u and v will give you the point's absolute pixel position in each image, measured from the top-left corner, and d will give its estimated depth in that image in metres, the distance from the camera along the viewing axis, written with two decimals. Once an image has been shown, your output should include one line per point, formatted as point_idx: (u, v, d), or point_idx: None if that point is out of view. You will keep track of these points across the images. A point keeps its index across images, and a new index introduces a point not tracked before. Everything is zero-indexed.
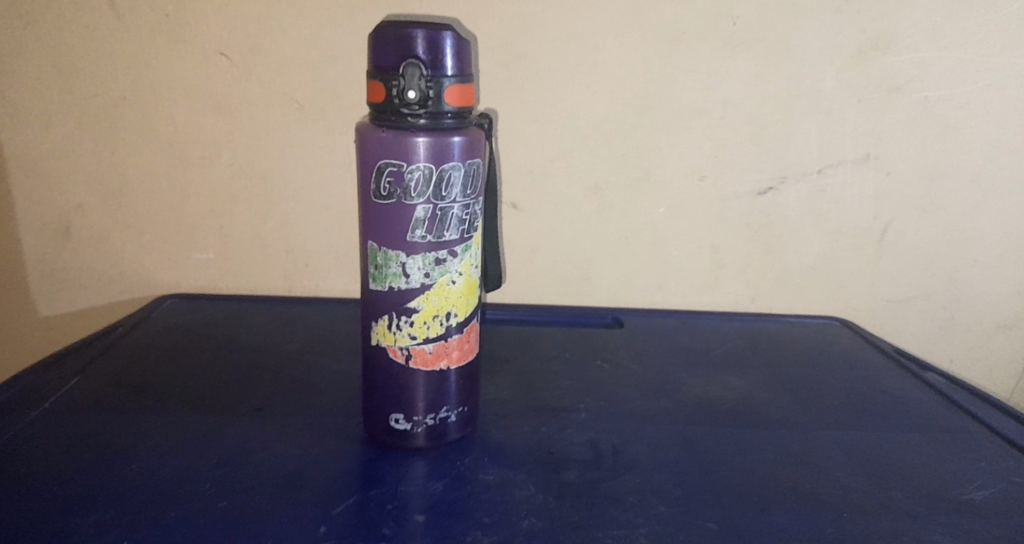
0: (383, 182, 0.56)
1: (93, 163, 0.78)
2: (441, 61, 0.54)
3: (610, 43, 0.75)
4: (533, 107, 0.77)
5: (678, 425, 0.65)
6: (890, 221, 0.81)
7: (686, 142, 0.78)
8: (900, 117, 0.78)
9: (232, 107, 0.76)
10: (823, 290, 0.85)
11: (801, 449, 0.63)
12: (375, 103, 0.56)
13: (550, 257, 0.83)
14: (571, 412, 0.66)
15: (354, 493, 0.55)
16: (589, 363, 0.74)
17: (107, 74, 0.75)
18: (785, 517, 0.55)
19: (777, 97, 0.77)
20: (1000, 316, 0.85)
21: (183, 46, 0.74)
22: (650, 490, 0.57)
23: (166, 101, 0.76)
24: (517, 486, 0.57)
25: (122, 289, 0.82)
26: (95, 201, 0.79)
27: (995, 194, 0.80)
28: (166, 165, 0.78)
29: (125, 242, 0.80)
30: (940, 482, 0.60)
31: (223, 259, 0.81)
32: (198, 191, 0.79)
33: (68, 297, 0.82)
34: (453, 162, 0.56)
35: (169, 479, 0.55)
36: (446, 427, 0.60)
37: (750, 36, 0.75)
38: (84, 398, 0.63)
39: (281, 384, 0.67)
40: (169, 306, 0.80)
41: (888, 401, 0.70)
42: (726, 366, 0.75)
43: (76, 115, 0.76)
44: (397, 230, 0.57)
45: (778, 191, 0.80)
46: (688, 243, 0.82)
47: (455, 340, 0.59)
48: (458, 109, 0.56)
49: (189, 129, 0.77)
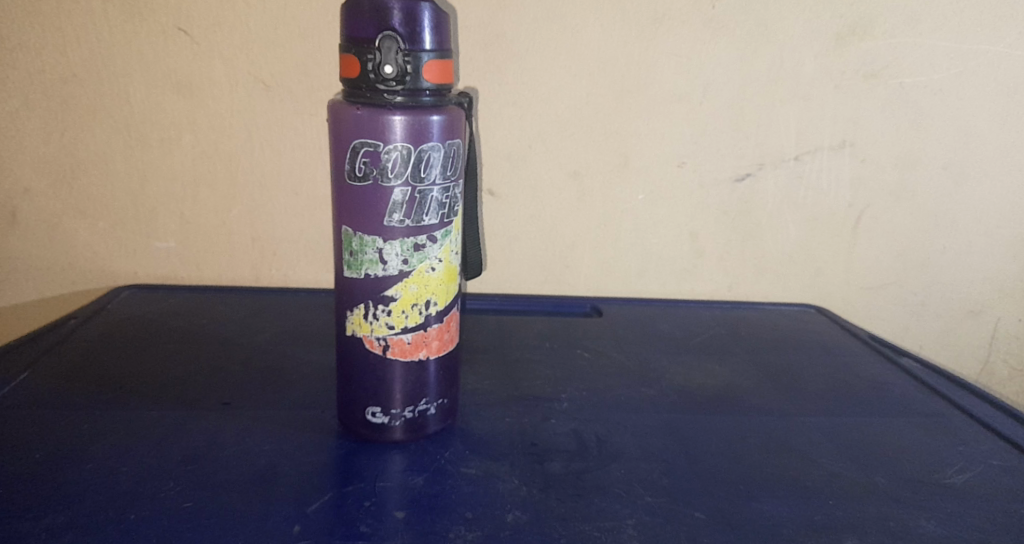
0: (359, 162, 0.53)
1: (43, 145, 0.73)
2: (419, 35, 0.51)
3: (588, 25, 0.73)
4: (510, 90, 0.74)
5: (661, 414, 0.63)
6: (867, 207, 0.81)
7: (665, 127, 0.77)
8: (877, 103, 0.77)
9: (192, 86, 0.72)
10: (801, 277, 0.84)
11: (785, 437, 0.62)
12: (349, 80, 0.53)
13: (527, 245, 0.81)
14: (553, 402, 0.64)
15: (332, 489, 0.52)
16: (570, 352, 0.72)
17: (57, 50, 0.70)
18: (774, 504, 0.54)
19: (754, 82, 0.75)
20: (972, 302, 0.85)
21: (139, 20, 0.70)
22: (637, 480, 0.55)
23: (121, 79, 0.72)
24: (499, 478, 0.54)
25: (75, 278, 0.78)
26: (45, 185, 0.74)
27: (968, 180, 0.80)
28: (122, 147, 0.74)
29: (77, 229, 0.76)
30: (925, 466, 0.59)
31: (184, 246, 0.77)
32: (157, 175, 0.75)
33: (18, 287, 0.78)
34: (432, 143, 0.53)
35: (127, 479, 0.52)
36: (425, 419, 0.58)
37: (729, 19, 0.73)
38: (35, 394, 0.60)
39: (249, 377, 0.64)
40: (126, 296, 0.76)
41: (868, 388, 0.69)
42: (707, 353, 0.74)
43: (22, 94, 0.72)
44: (374, 213, 0.54)
45: (757, 177, 0.79)
46: (667, 231, 0.81)
47: (434, 330, 0.57)
48: (437, 86, 0.53)
49: (146, 109, 0.73)
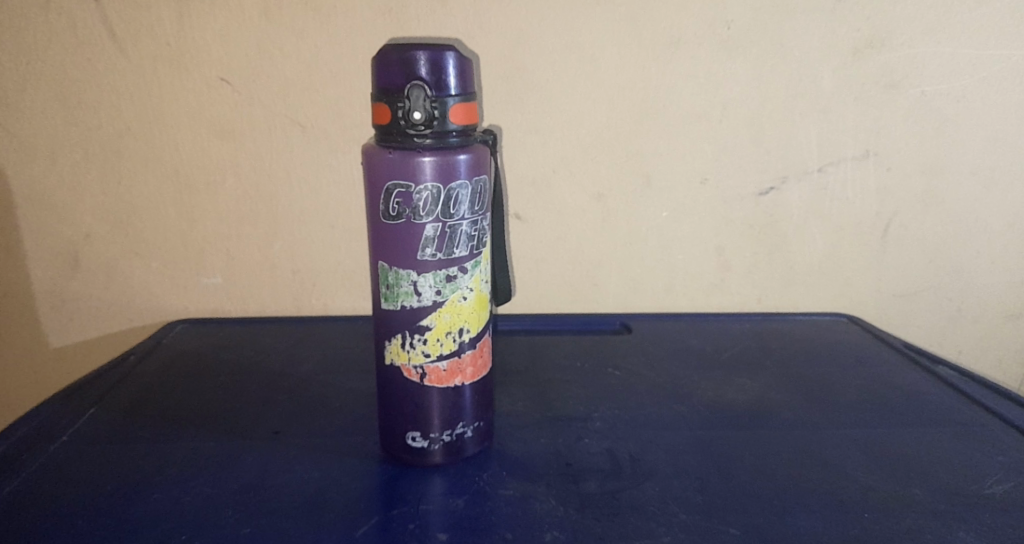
0: (392, 202, 0.56)
1: (99, 194, 0.78)
2: (445, 81, 0.54)
3: (608, 53, 0.75)
4: (535, 119, 0.77)
5: (694, 430, 0.65)
6: (893, 216, 0.82)
7: (688, 146, 0.79)
8: (899, 112, 0.78)
9: (234, 131, 0.76)
10: (829, 288, 0.85)
11: (816, 449, 0.63)
12: (381, 125, 0.56)
13: (556, 266, 0.83)
14: (586, 421, 0.66)
15: (378, 513, 0.55)
16: (601, 370, 0.74)
17: (109, 104, 0.75)
18: (807, 519, 0.56)
19: (774, 97, 0.77)
20: (1005, 306, 0.85)
21: (184, 73, 0.74)
22: (671, 497, 0.57)
23: (169, 127, 0.76)
24: (537, 498, 0.57)
25: (131, 315, 0.82)
26: (101, 230, 0.79)
27: (996, 184, 0.81)
28: (170, 192, 0.78)
29: (132, 269, 0.81)
30: (958, 477, 0.60)
31: (230, 281, 0.81)
32: (204, 215, 0.79)
33: (78, 326, 0.82)
34: (460, 180, 0.56)
35: (191, 508, 0.55)
36: (463, 442, 0.60)
37: (746, 38, 0.75)
38: (101, 429, 0.64)
39: (296, 407, 0.67)
40: (178, 331, 0.80)
41: (899, 397, 0.71)
42: (737, 367, 0.75)
43: (79, 147, 0.76)
44: (407, 249, 0.57)
45: (780, 191, 0.81)
46: (692, 247, 0.83)
47: (468, 356, 0.60)
48: (463, 127, 0.56)
49: (193, 154, 0.77)
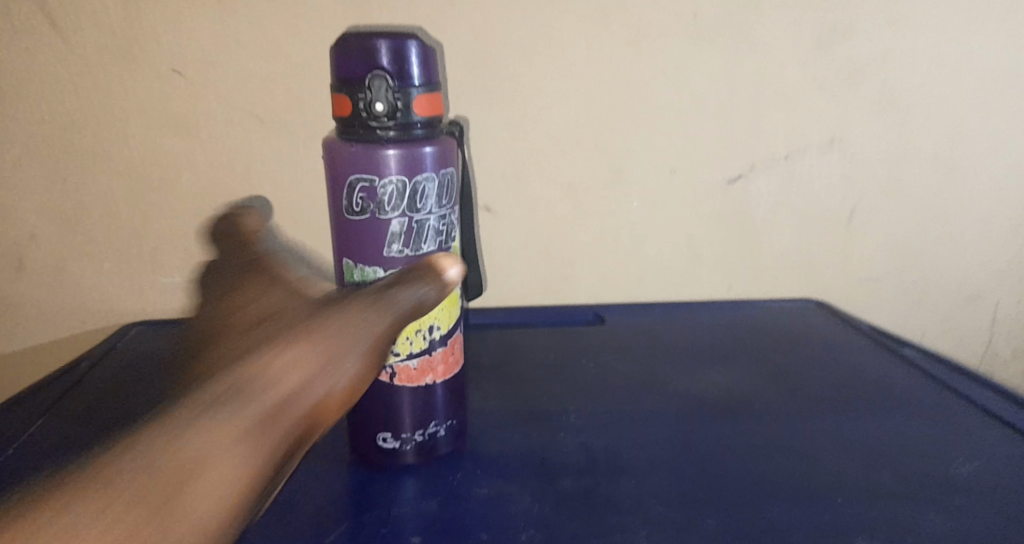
0: (356, 197, 0.54)
1: (48, 193, 0.75)
2: (408, 71, 0.52)
3: (573, 41, 0.74)
4: (501, 109, 0.75)
5: (669, 423, 0.64)
6: (861, 201, 0.82)
7: (656, 135, 0.78)
8: (865, 98, 0.78)
9: (189, 125, 0.73)
10: (799, 274, 0.85)
11: (790, 438, 0.63)
12: (342, 117, 0.54)
13: (525, 258, 0.82)
14: (560, 417, 0.65)
15: (347, 519, 0.54)
16: (575, 364, 0.73)
17: (56, 99, 0.72)
18: (782, 508, 0.55)
19: (741, 85, 0.76)
20: (971, 288, 0.85)
21: (134, 65, 0.71)
22: (646, 492, 0.56)
23: (119, 123, 0.73)
24: (511, 497, 0.56)
25: (85, 318, 0.79)
26: (51, 230, 0.76)
27: (961, 168, 0.81)
28: (123, 189, 0.75)
29: (85, 270, 0.78)
30: (932, 461, 0.60)
31: (189, 281, 0.79)
32: (159, 213, 0.76)
33: (30, 330, 0.79)
34: (426, 174, 0.54)
35: None
36: (436, 441, 0.59)
37: (712, 25, 0.74)
38: (50, 441, 0.61)
39: None
40: (135, 334, 0.77)
41: (870, 383, 0.70)
42: (713, 360, 0.75)
43: (26, 144, 0.73)
44: (373, 245, 0.55)
45: (749, 179, 0.80)
46: (662, 236, 0.82)
47: (439, 354, 0.58)
48: (428, 119, 0.54)
49: (146, 150, 0.74)
